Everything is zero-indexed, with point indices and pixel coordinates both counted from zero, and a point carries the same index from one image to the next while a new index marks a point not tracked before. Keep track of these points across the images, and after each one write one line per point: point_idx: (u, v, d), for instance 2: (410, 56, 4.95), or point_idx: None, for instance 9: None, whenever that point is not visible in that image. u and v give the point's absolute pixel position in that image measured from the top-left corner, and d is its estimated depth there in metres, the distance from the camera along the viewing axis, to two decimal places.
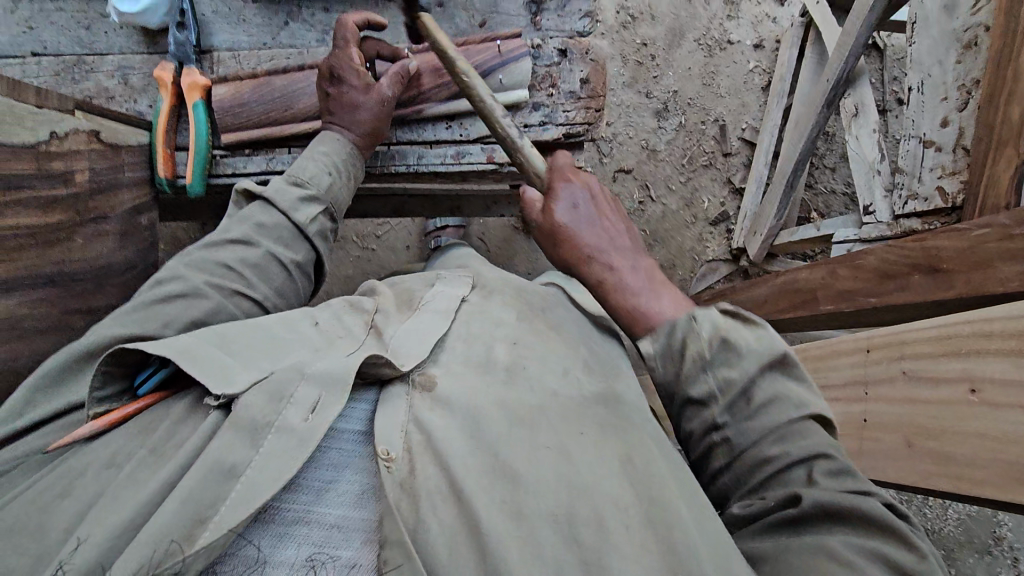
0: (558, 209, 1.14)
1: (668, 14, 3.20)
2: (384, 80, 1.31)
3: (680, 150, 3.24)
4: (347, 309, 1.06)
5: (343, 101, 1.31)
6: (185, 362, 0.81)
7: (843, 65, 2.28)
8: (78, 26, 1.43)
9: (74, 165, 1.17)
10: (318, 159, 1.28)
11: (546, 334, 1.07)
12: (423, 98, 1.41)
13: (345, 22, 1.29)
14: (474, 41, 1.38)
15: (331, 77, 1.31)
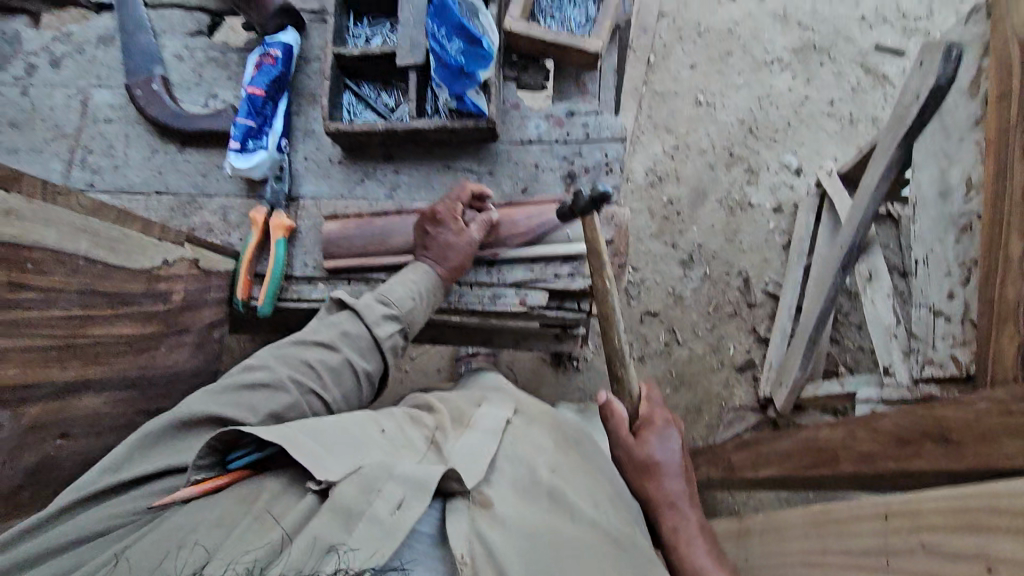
0: (654, 450, 1.46)
1: (693, 178, 3.56)
2: (474, 225, 1.53)
3: (705, 297, 3.42)
4: (410, 422, 1.39)
5: (441, 240, 1.52)
6: (294, 452, 1.12)
7: (856, 234, 2.47)
8: (196, 173, 1.74)
9: (174, 286, 1.38)
10: (407, 285, 1.49)
11: (565, 455, 1.40)
12: (500, 243, 1.60)
13: (465, 188, 1.56)
14: (544, 200, 1.62)
15: (435, 219, 1.52)
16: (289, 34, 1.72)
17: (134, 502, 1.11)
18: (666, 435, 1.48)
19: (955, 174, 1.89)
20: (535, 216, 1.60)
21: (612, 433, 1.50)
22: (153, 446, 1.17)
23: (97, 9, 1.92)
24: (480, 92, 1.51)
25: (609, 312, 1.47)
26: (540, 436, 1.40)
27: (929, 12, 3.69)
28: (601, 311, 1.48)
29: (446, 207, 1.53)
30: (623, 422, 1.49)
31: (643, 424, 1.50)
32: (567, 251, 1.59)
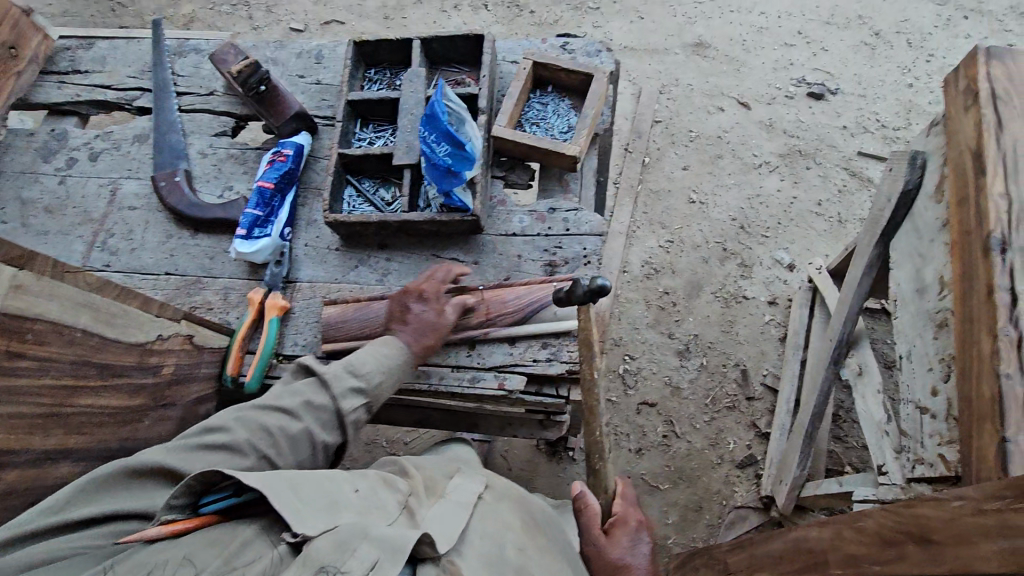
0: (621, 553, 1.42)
1: (687, 271, 3.67)
2: (450, 307, 1.62)
3: (703, 389, 3.40)
4: (383, 485, 1.34)
5: (418, 317, 1.60)
6: (273, 498, 1.14)
7: (844, 328, 2.49)
8: (205, 256, 1.88)
9: (165, 359, 1.45)
10: (379, 358, 1.52)
11: (532, 536, 1.41)
12: (491, 322, 1.67)
13: (444, 266, 1.68)
14: (534, 281, 1.70)
15: (419, 295, 1.61)
16: (301, 136, 1.93)
17: (81, 542, 1.11)
18: (638, 538, 1.44)
19: (930, 272, 1.95)
20: (529, 293, 1.68)
21: (583, 526, 1.45)
22: (100, 492, 1.18)
23: (137, 112, 2.17)
24: (467, 188, 1.67)
25: (593, 404, 1.52)
26: (510, 514, 1.43)
27: (906, 123, 3.95)
28: (585, 402, 1.52)
29: (432, 285, 1.63)
30: (595, 518, 1.45)
31: (617, 523, 1.45)
32: (554, 329, 1.66)
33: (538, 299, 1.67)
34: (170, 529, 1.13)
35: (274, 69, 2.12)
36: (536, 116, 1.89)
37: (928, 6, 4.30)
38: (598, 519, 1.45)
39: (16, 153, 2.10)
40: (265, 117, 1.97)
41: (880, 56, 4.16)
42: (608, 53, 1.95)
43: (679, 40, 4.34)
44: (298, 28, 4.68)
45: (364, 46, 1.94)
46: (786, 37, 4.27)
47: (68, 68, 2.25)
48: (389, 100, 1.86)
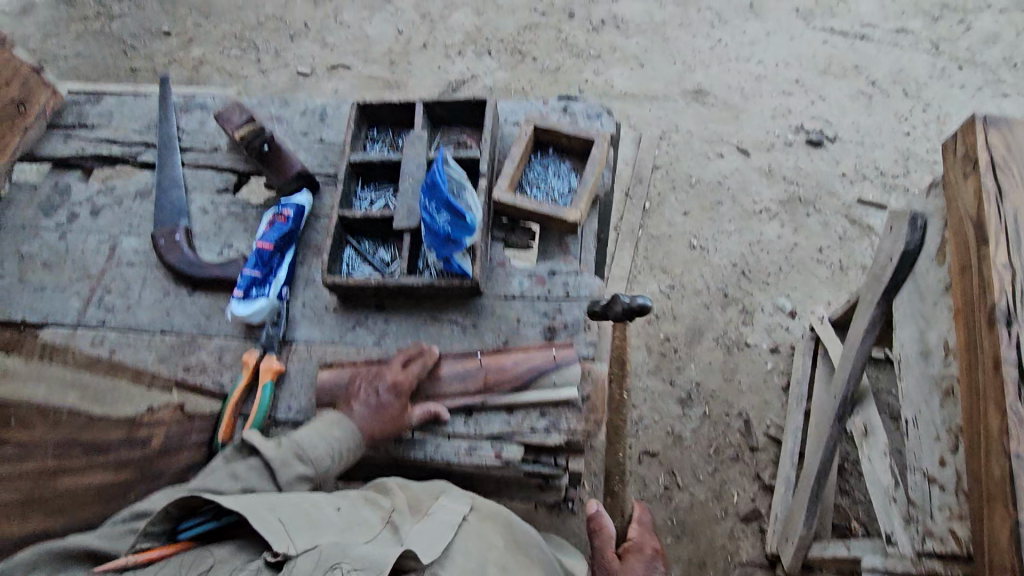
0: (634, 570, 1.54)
1: (688, 317, 3.64)
2: (415, 414, 1.59)
3: (705, 438, 3.34)
4: (367, 505, 1.41)
5: (382, 408, 1.57)
6: (251, 519, 1.23)
7: (847, 385, 2.44)
8: (201, 314, 1.86)
9: (156, 430, 1.44)
10: (329, 442, 1.51)
11: (515, 557, 1.43)
12: (488, 389, 1.65)
13: (427, 353, 1.64)
14: (533, 347, 1.69)
15: (394, 389, 1.58)
16: (302, 195, 1.94)
17: None
18: (650, 566, 1.57)
19: (933, 336, 1.93)
20: (533, 359, 1.66)
21: (595, 548, 1.59)
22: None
23: (140, 167, 2.19)
24: (467, 254, 1.64)
25: (619, 427, 1.57)
26: (492, 534, 1.45)
27: (905, 170, 3.97)
28: (611, 424, 1.57)
29: (408, 378, 1.60)
30: (607, 542, 1.58)
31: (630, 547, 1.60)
32: (552, 398, 1.63)
33: (536, 365, 1.65)
34: (145, 556, 1.21)
35: (278, 126, 2.14)
36: (537, 178, 1.90)
37: (923, 56, 4.39)
38: (610, 543, 1.58)
39: (18, 207, 2.11)
40: (268, 175, 1.99)
41: (877, 105, 4.21)
42: (608, 116, 1.98)
43: (678, 87, 4.41)
44: (305, 72, 4.78)
45: (367, 107, 1.96)
46: (784, 85, 4.35)
47: (74, 122, 2.27)
48: (391, 162, 1.87)
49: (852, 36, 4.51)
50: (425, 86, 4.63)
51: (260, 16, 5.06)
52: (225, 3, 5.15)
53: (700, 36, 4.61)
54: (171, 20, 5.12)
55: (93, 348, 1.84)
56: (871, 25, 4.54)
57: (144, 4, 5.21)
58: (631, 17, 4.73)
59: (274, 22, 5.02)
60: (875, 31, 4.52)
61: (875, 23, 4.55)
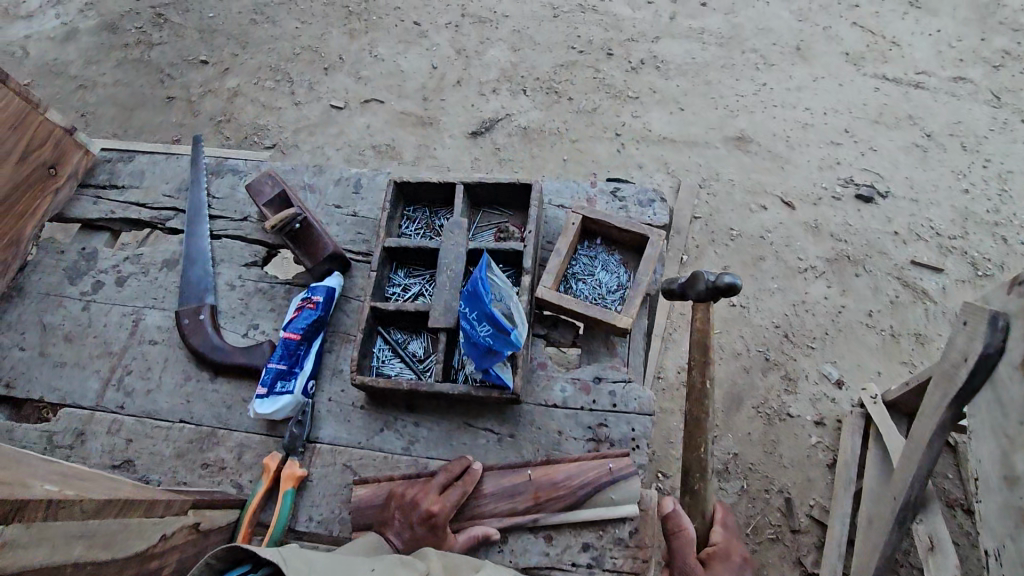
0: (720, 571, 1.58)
1: (727, 381, 3.46)
2: (461, 537, 1.45)
3: (742, 516, 3.13)
4: (401, 567, 1.23)
5: (417, 542, 1.42)
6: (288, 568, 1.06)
7: (910, 488, 2.24)
8: (222, 404, 1.76)
9: (168, 559, 1.28)
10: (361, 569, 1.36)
11: None
12: (539, 507, 1.50)
13: (473, 472, 1.51)
14: (588, 455, 1.54)
15: (428, 523, 1.42)
16: (333, 278, 1.83)
17: None
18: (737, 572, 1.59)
19: (1020, 461, 1.74)
20: (592, 469, 1.51)
21: (677, 550, 1.57)
22: None
23: (167, 233, 2.11)
24: (506, 363, 1.52)
25: (700, 417, 1.73)
26: None
27: (963, 232, 3.75)
28: (692, 415, 1.73)
29: (445, 509, 1.43)
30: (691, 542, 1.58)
31: (715, 551, 1.62)
32: (610, 516, 1.48)
33: (591, 478, 1.50)
34: None
35: (310, 196, 2.04)
36: (582, 270, 1.77)
37: (983, 108, 4.16)
38: (692, 546, 1.57)
39: (42, 272, 2.04)
40: (297, 253, 1.87)
41: (933, 159, 4.00)
42: (661, 203, 1.84)
43: (720, 133, 4.25)
44: (338, 106, 4.73)
45: (405, 186, 1.86)
46: (832, 134, 4.16)
47: (104, 181, 2.20)
48: (428, 249, 1.75)
49: (906, 84, 4.30)
50: (458, 123, 4.54)
51: (297, 47, 5.05)
52: (263, 33, 5.16)
53: (744, 79, 4.45)
54: (209, 49, 5.14)
55: (110, 436, 1.75)
56: (927, 73, 4.34)
57: (183, 33, 5.24)
58: (672, 58, 4.60)
59: (309, 54, 5.01)
60: (931, 80, 4.31)
61: (931, 70, 4.34)
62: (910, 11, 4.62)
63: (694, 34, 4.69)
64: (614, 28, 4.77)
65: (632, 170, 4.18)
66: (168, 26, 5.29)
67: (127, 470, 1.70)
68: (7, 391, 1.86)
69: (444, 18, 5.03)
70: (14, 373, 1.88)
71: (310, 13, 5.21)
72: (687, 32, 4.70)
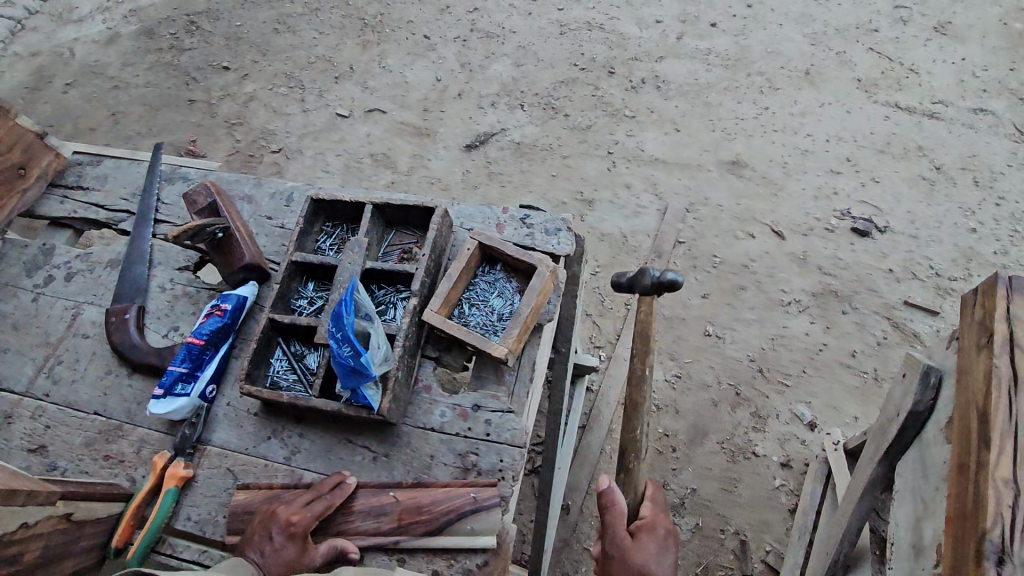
0: (646, 541, 1.74)
1: (692, 412, 3.36)
2: (320, 547, 1.46)
3: (694, 554, 3.02)
4: None
5: (276, 554, 1.42)
6: None
7: (840, 545, 2.12)
8: (133, 400, 1.86)
9: (28, 546, 1.40)
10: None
11: None
12: (401, 530, 1.51)
13: (345, 487, 1.54)
14: (455, 482, 1.55)
15: (287, 532, 1.44)
16: (247, 288, 1.91)
17: None
18: (663, 545, 1.76)
19: (928, 530, 1.62)
20: (456, 497, 1.51)
21: (608, 522, 1.77)
22: None
23: (119, 235, 2.24)
24: (377, 384, 1.54)
25: (637, 401, 1.94)
26: None
27: (965, 273, 3.53)
28: (630, 398, 1.95)
29: (304, 519, 1.46)
30: (621, 516, 1.78)
31: (643, 523, 1.79)
32: (468, 547, 1.48)
33: (454, 505, 1.51)
34: None
35: (246, 207, 2.14)
36: (478, 295, 1.78)
37: (1002, 142, 3.92)
38: (622, 517, 1.77)
39: (6, 263, 2.20)
40: (218, 262, 1.96)
41: (940, 194, 3.79)
42: (567, 233, 1.83)
43: (714, 155, 4.15)
44: (343, 113, 4.88)
45: (321, 202, 1.91)
46: (833, 163, 4.00)
47: (74, 183, 2.37)
48: (329, 265, 1.80)
49: (919, 113, 4.09)
50: (456, 135, 4.60)
51: (312, 56, 5.26)
52: (283, 42, 5.40)
53: (746, 102, 4.33)
54: (233, 56, 5.41)
55: (32, 422, 1.87)
56: (944, 103, 4.12)
57: (212, 40, 5.54)
58: (674, 78, 4.53)
59: (323, 63, 5.20)
60: (948, 110, 4.08)
61: (948, 100, 4.12)
62: (933, 38, 4.39)
63: (699, 54, 4.60)
64: (618, 46, 4.74)
65: (621, 189, 4.13)
66: (199, 33, 5.60)
67: (39, 455, 1.81)
68: None
69: (453, 32, 5.13)
70: None
71: (329, 24, 5.42)
72: (692, 53, 4.62)
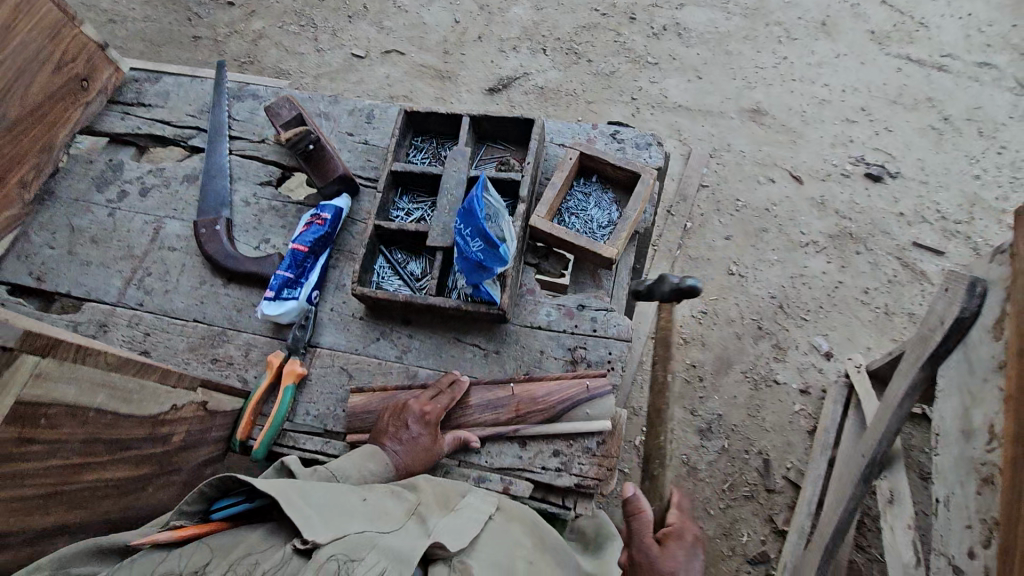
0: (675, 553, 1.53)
1: (718, 345, 3.55)
2: (448, 438, 1.59)
3: (721, 473, 3.25)
4: (390, 498, 1.38)
5: (412, 441, 1.54)
6: (281, 498, 1.21)
7: (879, 447, 2.33)
8: (234, 309, 1.90)
9: (176, 428, 1.46)
10: (365, 476, 1.47)
11: (539, 553, 1.40)
12: (521, 419, 1.63)
13: (461, 382, 1.64)
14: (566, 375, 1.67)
15: (422, 419, 1.56)
16: (341, 199, 1.95)
17: None
18: (693, 552, 1.53)
19: (978, 416, 1.82)
20: (571, 387, 1.64)
21: (634, 530, 1.54)
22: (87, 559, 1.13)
23: (190, 151, 2.22)
24: (497, 281, 1.66)
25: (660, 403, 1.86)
26: (518, 531, 1.41)
27: (969, 216, 3.78)
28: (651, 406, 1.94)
29: (436, 408, 1.59)
30: (648, 523, 1.54)
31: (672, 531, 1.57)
32: (583, 431, 1.61)
33: (569, 395, 1.63)
34: (180, 534, 1.20)
35: (325, 123, 2.15)
36: (576, 206, 1.88)
37: (1005, 95, 4.13)
38: (649, 526, 1.53)
39: (72, 179, 2.15)
40: (309, 174, 2.00)
41: (947, 144, 4.00)
42: (657, 147, 1.92)
43: (735, 103, 4.26)
44: (359, 54, 4.77)
45: (415, 116, 1.96)
46: (848, 112, 4.16)
47: (133, 99, 2.32)
48: (431, 174, 1.87)
49: (929, 66, 4.27)
50: (478, 79, 4.57)
51: None
52: None
53: (765, 52, 4.43)
54: None
55: (130, 330, 1.89)
56: (952, 56, 4.30)
57: None
58: (694, 26, 4.57)
59: (335, 2, 5.04)
60: (955, 63, 4.27)
61: (955, 53, 4.30)
62: None
63: (719, 3, 4.65)
64: None
65: None
66: None
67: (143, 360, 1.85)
68: (35, 284, 1.98)
69: None
70: (43, 269, 2.01)
71: None
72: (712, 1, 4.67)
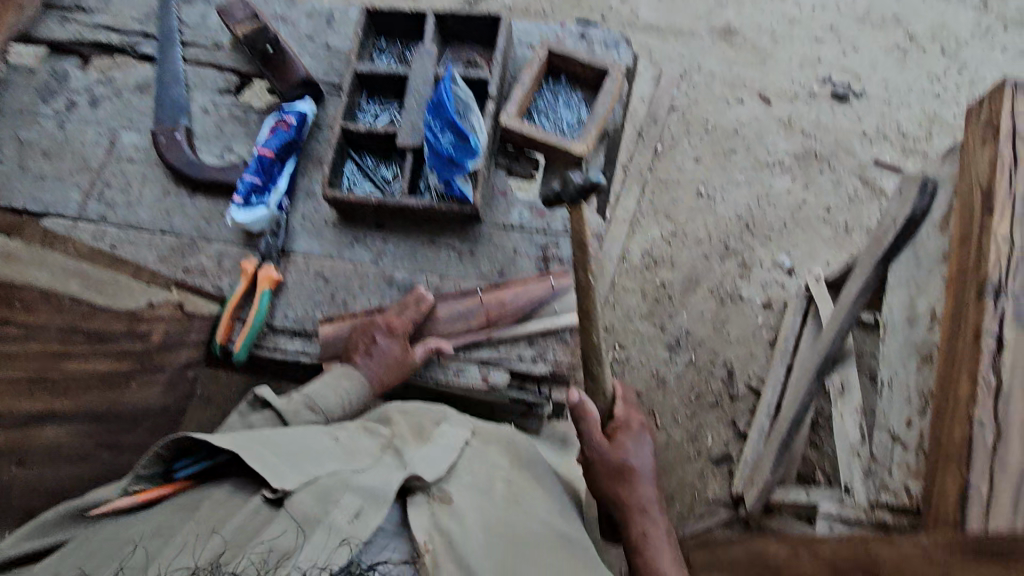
0: (626, 445, 1.63)
1: (687, 265, 3.66)
2: (419, 349, 1.63)
3: (688, 384, 3.44)
4: (364, 435, 1.46)
5: (383, 354, 1.61)
6: (245, 453, 1.26)
7: (833, 345, 2.48)
8: (202, 220, 1.86)
9: None
10: (336, 393, 1.55)
11: (516, 473, 1.48)
12: (492, 323, 1.69)
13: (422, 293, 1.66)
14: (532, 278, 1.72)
15: (388, 333, 1.62)
16: (306, 102, 1.89)
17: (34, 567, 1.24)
18: (640, 437, 1.66)
19: (922, 304, 1.95)
20: (539, 288, 1.70)
21: (583, 432, 1.60)
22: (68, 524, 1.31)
23: (139, 60, 2.09)
24: (469, 178, 1.67)
25: None
26: (496, 456, 1.50)
27: (927, 134, 3.89)
28: None
29: (404, 323, 1.63)
30: (597, 423, 1.60)
31: (618, 425, 1.66)
32: (555, 324, 1.69)
33: (539, 295, 1.70)
34: (142, 498, 1.32)
35: (284, 27, 2.05)
36: (546, 105, 1.86)
37: (969, 12, 4.16)
38: (598, 427, 1.59)
39: (14, 90, 2.03)
40: (269, 79, 1.93)
41: (911, 63, 4.05)
42: (626, 47, 1.91)
43: (707, 22, 4.18)
44: None
45: (377, 14, 1.89)
46: (818, 31, 4.15)
47: (71, 5, 2.16)
48: (397, 75, 1.82)
49: None
50: None
51: None
52: None
53: None
54: None
55: (95, 244, 1.85)
56: None
57: None
58: None
59: None
60: None
61: None
62: None
63: None
64: None
65: None
66: None
67: None
68: None
69: None
70: None
71: None
72: None
